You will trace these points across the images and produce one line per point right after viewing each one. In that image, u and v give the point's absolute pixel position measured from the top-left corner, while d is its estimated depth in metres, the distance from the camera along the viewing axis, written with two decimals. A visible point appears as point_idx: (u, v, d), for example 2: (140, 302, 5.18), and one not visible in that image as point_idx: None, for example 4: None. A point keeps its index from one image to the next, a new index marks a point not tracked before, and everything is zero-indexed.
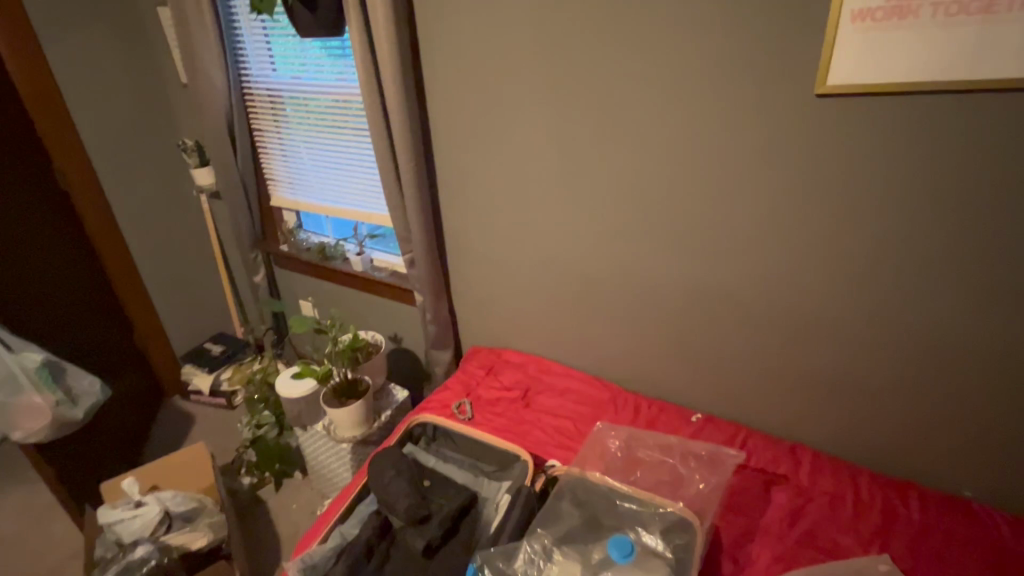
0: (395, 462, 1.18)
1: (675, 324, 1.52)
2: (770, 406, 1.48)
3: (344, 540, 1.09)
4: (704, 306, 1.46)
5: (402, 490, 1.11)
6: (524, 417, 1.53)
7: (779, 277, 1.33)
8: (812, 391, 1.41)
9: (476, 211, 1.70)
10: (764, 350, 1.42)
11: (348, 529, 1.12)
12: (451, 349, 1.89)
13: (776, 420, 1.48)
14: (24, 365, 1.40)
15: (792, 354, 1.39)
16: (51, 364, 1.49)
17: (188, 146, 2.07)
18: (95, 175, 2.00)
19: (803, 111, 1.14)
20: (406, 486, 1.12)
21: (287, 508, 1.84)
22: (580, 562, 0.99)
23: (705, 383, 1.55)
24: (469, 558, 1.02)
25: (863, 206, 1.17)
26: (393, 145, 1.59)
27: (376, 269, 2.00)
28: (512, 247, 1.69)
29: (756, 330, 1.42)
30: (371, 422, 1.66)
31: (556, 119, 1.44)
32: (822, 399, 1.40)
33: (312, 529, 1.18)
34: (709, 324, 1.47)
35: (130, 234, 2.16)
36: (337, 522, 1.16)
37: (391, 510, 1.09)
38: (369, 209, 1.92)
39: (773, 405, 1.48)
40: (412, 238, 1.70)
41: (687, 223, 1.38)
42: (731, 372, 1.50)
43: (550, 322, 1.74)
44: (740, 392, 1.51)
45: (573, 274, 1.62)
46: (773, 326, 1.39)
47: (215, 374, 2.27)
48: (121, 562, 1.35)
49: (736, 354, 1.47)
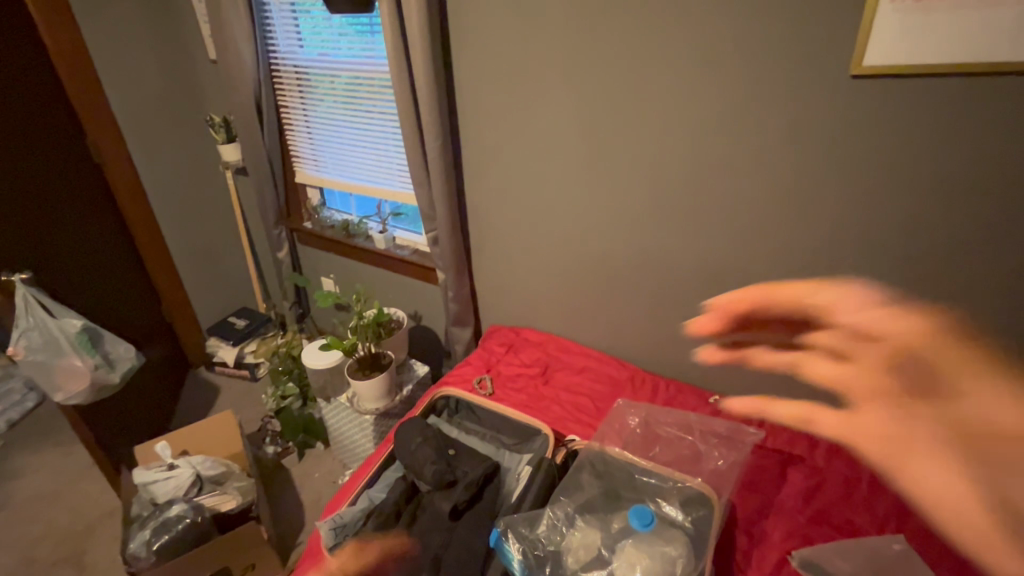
0: (421, 430, 1.22)
1: (695, 306, 1.54)
2: (788, 389, 1.50)
3: (373, 503, 1.14)
4: (725, 288, 1.47)
5: (428, 456, 1.15)
6: (544, 393, 1.56)
7: (803, 261, 1.33)
8: None
9: (499, 191, 1.71)
10: None
11: (376, 493, 1.17)
12: (471, 327, 1.92)
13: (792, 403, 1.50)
14: (64, 330, 1.46)
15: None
16: (90, 329, 1.54)
17: (216, 122, 2.11)
18: (125, 148, 2.04)
19: (836, 93, 1.13)
20: (432, 453, 1.16)
21: (309, 477, 1.90)
22: (601, 530, 1.03)
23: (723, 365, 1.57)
24: (493, 523, 1.06)
25: (892, 191, 1.17)
26: (420, 122, 1.60)
27: (398, 247, 2.03)
28: (535, 227, 1.71)
29: None
30: (394, 395, 1.70)
31: (583, 97, 1.44)
32: None
33: (341, 492, 1.24)
34: None
35: (158, 208, 2.21)
36: (364, 487, 1.21)
37: (418, 474, 1.14)
38: (393, 187, 1.94)
39: (791, 388, 1.49)
40: (437, 217, 1.72)
41: (712, 205, 1.38)
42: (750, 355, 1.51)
43: (569, 302, 1.77)
44: (757, 374, 1.53)
45: (595, 255, 1.64)
46: None
47: (240, 346, 2.34)
48: (157, 519, 1.41)
49: None
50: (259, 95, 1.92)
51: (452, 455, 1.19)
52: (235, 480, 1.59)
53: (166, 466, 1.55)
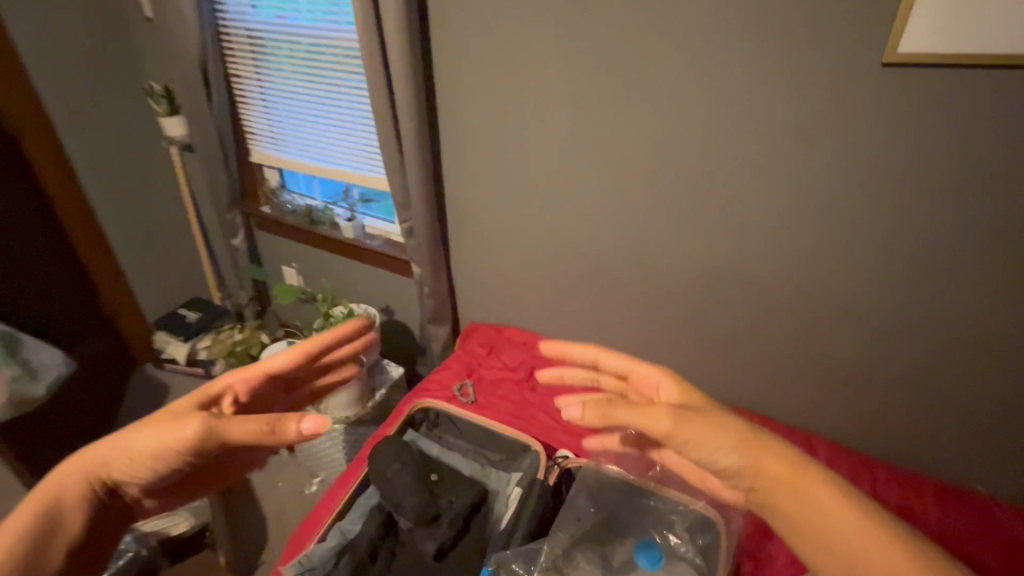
0: (398, 454, 1.08)
1: (691, 308, 1.44)
2: (784, 393, 1.44)
3: (345, 539, 1.00)
4: (723, 290, 1.37)
5: (408, 485, 1.02)
6: (530, 401, 1.45)
7: (810, 265, 1.24)
8: (828, 382, 1.36)
9: (481, 180, 1.56)
10: (783, 338, 1.36)
11: (348, 528, 1.04)
12: (449, 325, 1.77)
13: (786, 407, 1.45)
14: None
15: (812, 343, 1.33)
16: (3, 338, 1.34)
17: (156, 92, 1.86)
18: (48, 120, 1.77)
19: (863, 83, 1.02)
20: (412, 480, 1.03)
21: (273, 487, 1.75)
22: (603, 568, 0.93)
23: (720, 371, 1.48)
24: (482, 561, 0.95)
25: (914, 192, 1.07)
26: (392, 100, 1.41)
27: (368, 236, 1.85)
28: (519, 219, 1.57)
29: (777, 318, 1.34)
30: (366, 401, 1.56)
31: (578, 78, 1.28)
32: (840, 391, 1.36)
33: (308, 525, 1.10)
34: (729, 310, 1.39)
35: (92, 189, 1.96)
36: (334, 519, 1.07)
37: (396, 506, 1.01)
38: (361, 171, 1.76)
39: (786, 393, 1.43)
40: (412, 206, 1.56)
41: (718, 203, 1.26)
42: (746, 359, 1.44)
43: (555, 300, 1.65)
44: (753, 378, 1.46)
45: (585, 252, 1.51)
46: (796, 315, 1.31)
47: (192, 343, 2.12)
48: None
49: (754, 341, 1.40)
50: (204, 64, 1.69)
51: (434, 481, 1.06)
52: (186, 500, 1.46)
53: None
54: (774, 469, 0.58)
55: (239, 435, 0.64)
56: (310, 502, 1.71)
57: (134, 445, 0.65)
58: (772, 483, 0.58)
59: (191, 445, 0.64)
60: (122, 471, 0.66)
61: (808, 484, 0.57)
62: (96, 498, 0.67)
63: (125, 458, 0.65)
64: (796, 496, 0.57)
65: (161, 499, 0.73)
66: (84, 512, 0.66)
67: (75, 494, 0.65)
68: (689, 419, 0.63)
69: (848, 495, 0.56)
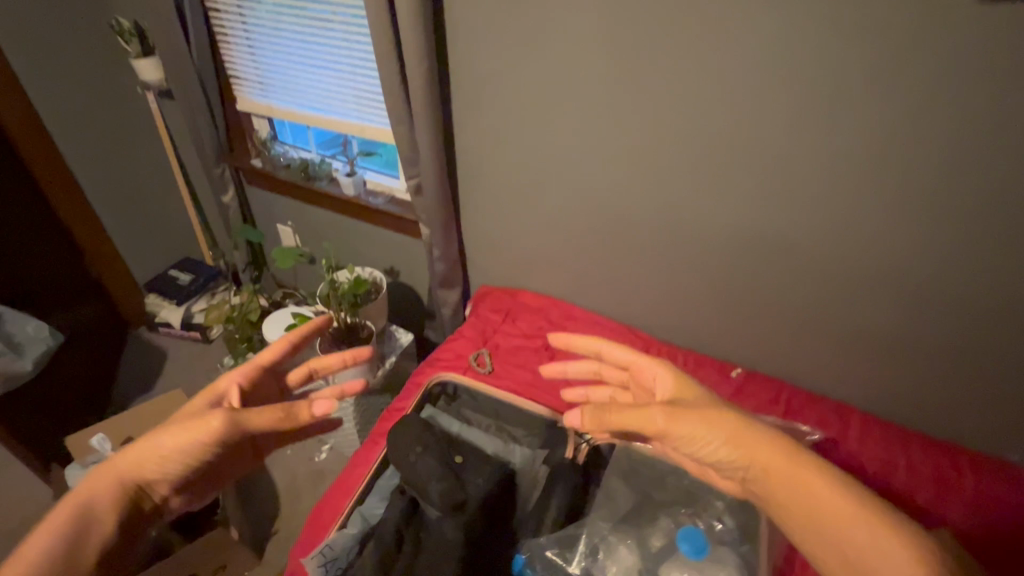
0: (420, 436, 1.03)
1: (723, 277, 1.33)
2: (816, 365, 1.36)
3: (369, 523, 0.96)
4: (761, 258, 1.26)
5: (432, 472, 0.95)
6: (550, 369, 1.37)
7: (863, 232, 1.12)
8: (866, 355, 1.28)
9: (495, 132, 1.41)
10: (822, 309, 1.26)
11: (369, 512, 0.98)
12: (459, 289, 1.67)
13: (816, 377, 1.38)
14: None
15: (855, 316, 1.23)
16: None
17: (124, 29, 1.65)
18: (5, 64, 1.57)
19: (955, 22, 0.86)
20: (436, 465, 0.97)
21: (281, 456, 1.71)
22: (640, 553, 0.89)
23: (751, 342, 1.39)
24: (516, 545, 0.93)
25: (995, 154, 0.94)
26: (395, 40, 1.24)
27: (370, 193, 1.72)
28: (537, 177, 1.43)
29: (818, 289, 1.24)
30: (376, 371, 1.49)
31: (611, 14, 1.11)
32: (878, 364, 1.28)
33: (326, 508, 1.05)
34: (765, 280, 1.29)
35: (63, 142, 1.78)
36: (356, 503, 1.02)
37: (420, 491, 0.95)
38: (361, 121, 1.60)
39: (820, 364, 1.36)
40: (419, 162, 1.42)
41: (767, 162, 1.13)
42: (779, 330, 1.35)
43: (574, 265, 1.53)
44: (785, 349, 1.38)
45: (610, 214, 1.38)
46: (840, 287, 1.21)
47: (186, 307, 2.02)
48: None
49: (790, 312, 1.31)
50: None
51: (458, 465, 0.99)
52: None
53: None
54: (765, 462, 0.70)
55: (261, 422, 0.78)
56: (320, 471, 1.67)
57: (161, 446, 0.75)
58: (767, 476, 0.70)
59: (215, 436, 0.75)
60: (152, 468, 0.75)
61: (804, 479, 0.67)
62: (132, 502, 0.75)
63: (154, 458, 0.75)
64: (797, 493, 0.67)
65: (185, 497, 0.81)
66: (117, 516, 0.73)
67: (107, 501, 0.73)
68: (680, 416, 0.76)
69: (843, 488, 0.66)
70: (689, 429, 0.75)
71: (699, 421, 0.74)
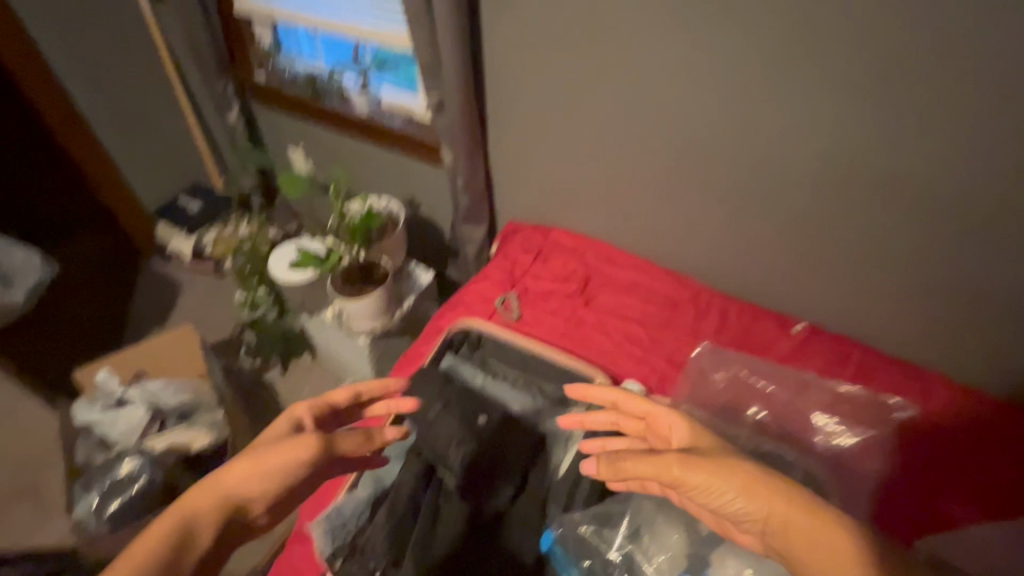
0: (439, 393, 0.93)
1: (799, 226, 1.11)
2: (903, 339, 1.13)
3: (382, 486, 0.87)
4: (852, 204, 1.02)
5: (451, 432, 0.87)
6: (584, 319, 1.22)
7: (997, 171, 0.88)
8: (971, 333, 1.05)
9: (530, 35, 1.17)
10: (920, 270, 1.03)
11: (381, 473, 0.89)
12: (485, 226, 1.50)
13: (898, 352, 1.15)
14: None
15: (966, 280, 1.00)
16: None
17: None
18: None
19: None
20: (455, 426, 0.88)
21: (298, 395, 1.64)
22: (687, 538, 0.76)
23: (827, 299, 1.18)
24: (545, 524, 0.82)
25: None
26: None
27: (386, 113, 1.52)
28: (580, 96, 1.20)
29: (922, 245, 1.00)
30: (393, 312, 1.36)
31: None
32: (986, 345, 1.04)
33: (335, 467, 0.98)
34: (852, 232, 1.05)
35: (48, 49, 1.61)
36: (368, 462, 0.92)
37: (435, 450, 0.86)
38: (375, 24, 1.36)
39: (908, 339, 1.12)
40: (442, 74, 1.21)
41: (881, 72, 0.88)
42: (859, 295, 1.13)
43: (617, 205, 1.33)
44: (862, 316, 1.15)
45: (667, 141, 1.15)
46: (952, 243, 0.97)
47: (196, 237, 1.91)
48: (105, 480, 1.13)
49: (879, 273, 1.08)
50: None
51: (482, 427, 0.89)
52: (205, 414, 1.31)
53: (115, 402, 1.27)
54: (783, 515, 0.58)
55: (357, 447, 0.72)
56: None
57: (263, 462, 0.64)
58: (785, 529, 0.58)
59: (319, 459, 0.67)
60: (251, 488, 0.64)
61: (832, 543, 0.54)
62: (225, 525, 0.62)
63: (255, 474, 0.64)
64: (817, 555, 0.55)
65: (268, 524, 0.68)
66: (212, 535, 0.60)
67: (208, 519, 0.61)
68: (689, 464, 0.63)
69: (871, 554, 0.53)
70: (697, 478, 0.62)
71: (705, 468, 0.62)
